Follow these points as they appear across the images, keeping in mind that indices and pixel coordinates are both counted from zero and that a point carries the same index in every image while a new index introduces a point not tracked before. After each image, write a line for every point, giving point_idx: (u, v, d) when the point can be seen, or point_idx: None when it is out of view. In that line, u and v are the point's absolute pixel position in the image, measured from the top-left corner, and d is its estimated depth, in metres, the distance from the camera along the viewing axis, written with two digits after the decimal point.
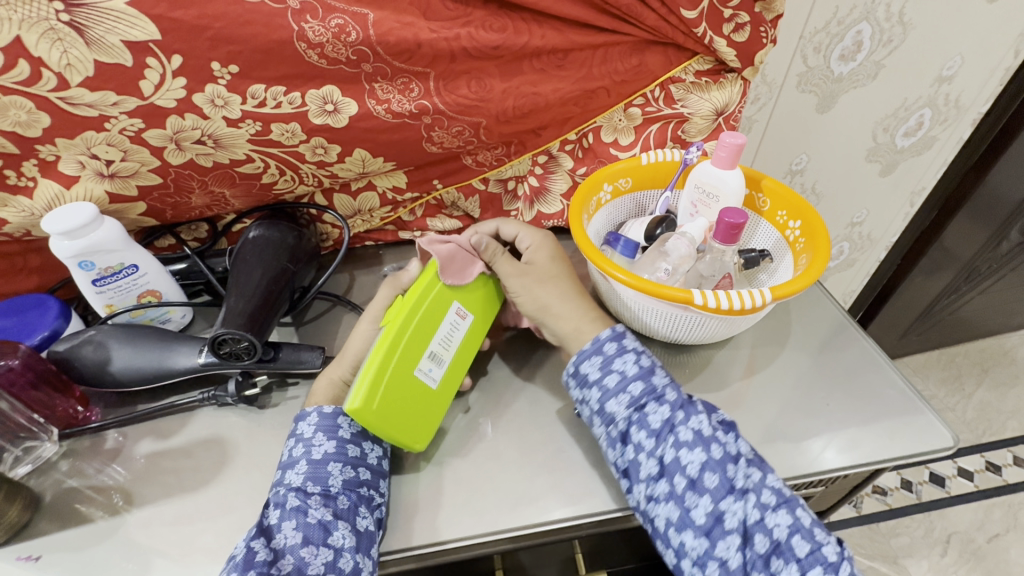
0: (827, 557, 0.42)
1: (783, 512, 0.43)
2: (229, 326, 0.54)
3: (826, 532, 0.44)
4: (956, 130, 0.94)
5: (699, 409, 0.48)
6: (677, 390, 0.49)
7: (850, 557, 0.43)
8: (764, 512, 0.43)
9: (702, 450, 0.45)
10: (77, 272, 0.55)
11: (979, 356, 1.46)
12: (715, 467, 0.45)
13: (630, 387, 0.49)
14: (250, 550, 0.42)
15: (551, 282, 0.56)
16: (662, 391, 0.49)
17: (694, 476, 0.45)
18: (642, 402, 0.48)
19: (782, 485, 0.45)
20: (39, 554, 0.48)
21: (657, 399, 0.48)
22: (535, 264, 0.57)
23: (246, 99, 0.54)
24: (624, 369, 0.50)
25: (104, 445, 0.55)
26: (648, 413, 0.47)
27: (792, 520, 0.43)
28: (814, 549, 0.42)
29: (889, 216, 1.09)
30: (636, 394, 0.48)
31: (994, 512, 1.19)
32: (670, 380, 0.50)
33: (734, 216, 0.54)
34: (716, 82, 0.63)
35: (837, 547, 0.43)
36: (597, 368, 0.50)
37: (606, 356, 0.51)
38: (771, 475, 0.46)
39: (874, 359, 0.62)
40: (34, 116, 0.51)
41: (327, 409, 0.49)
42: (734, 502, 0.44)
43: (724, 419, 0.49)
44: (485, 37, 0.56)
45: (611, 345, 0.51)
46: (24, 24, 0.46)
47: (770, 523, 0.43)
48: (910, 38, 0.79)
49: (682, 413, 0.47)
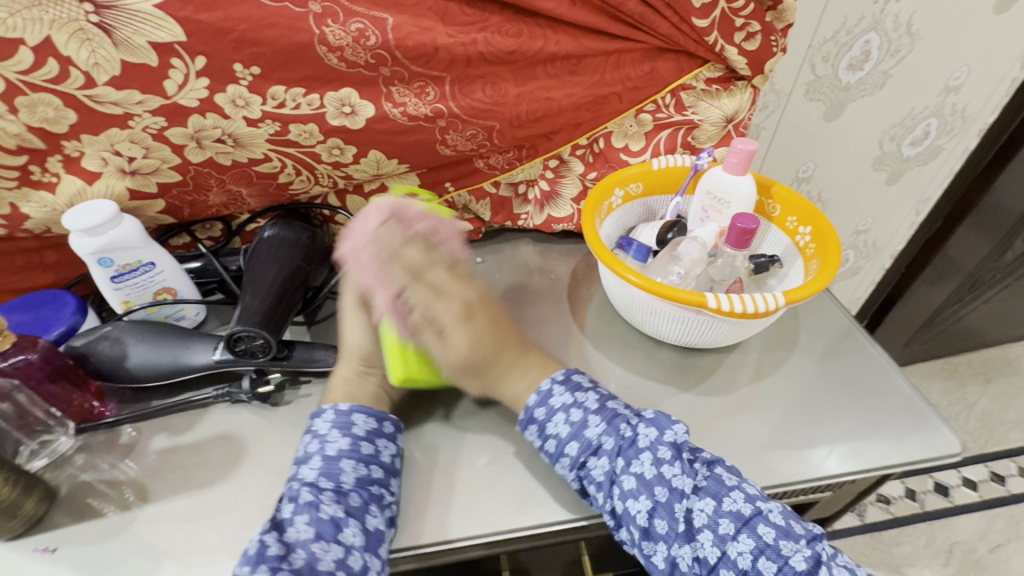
0: (797, 567, 0.43)
1: (744, 538, 0.44)
2: (245, 323, 0.55)
3: (795, 541, 0.44)
4: (962, 140, 0.95)
5: (638, 450, 0.47)
6: (613, 436, 0.48)
7: (826, 559, 0.44)
8: (724, 545, 0.44)
9: (646, 498, 0.45)
10: (96, 268, 0.56)
11: (982, 366, 1.46)
12: (663, 511, 0.45)
13: (567, 449, 0.49)
14: (262, 545, 0.42)
15: (479, 371, 0.55)
16: (598, 443, 0.48)
17: (645, 525, 0.45)
18: (583, 461, 0.48)
19: (743, 504, 0.45)
20: (54, 546, 0.48)
21: (595, 454, 0.48)
22: (463, 348, 0.54)
23: (266, 99, 0.55)
24: (557, 432, 0.50)
25: (118, 440, 0.55)
26: (591, 470, 0.48)
27: (755, 542, 0.44)
28: (781, 568, 0.43)
29: (895, 224, 1.10)
30: (574, 454, 0.48)
31: (998, 522, 1.19)
32: (608, 425, 0.49)
33: (747, 222, 0.55)
34: (727, 89, 0.64)
35: (808, 553, 0.44)
36: (536, 437, 0.51)
37: (539, 423, 0.51)
38: (728, 499, 0.45)
39: (879, 366, 0.63)
40: (60, 113, 0.52)
41: (342, 406, 0.51)
42: (684, 545, 0.44)
43: (676, 438, 0.48)
44: (501, 42, 0.57)
45: (540, 410, 0.51)
46: (55, 24, 0.47)
47: (732, 554, 0.44)
48: (918, 48, 0.80)
49: (622, 461, 0.47)
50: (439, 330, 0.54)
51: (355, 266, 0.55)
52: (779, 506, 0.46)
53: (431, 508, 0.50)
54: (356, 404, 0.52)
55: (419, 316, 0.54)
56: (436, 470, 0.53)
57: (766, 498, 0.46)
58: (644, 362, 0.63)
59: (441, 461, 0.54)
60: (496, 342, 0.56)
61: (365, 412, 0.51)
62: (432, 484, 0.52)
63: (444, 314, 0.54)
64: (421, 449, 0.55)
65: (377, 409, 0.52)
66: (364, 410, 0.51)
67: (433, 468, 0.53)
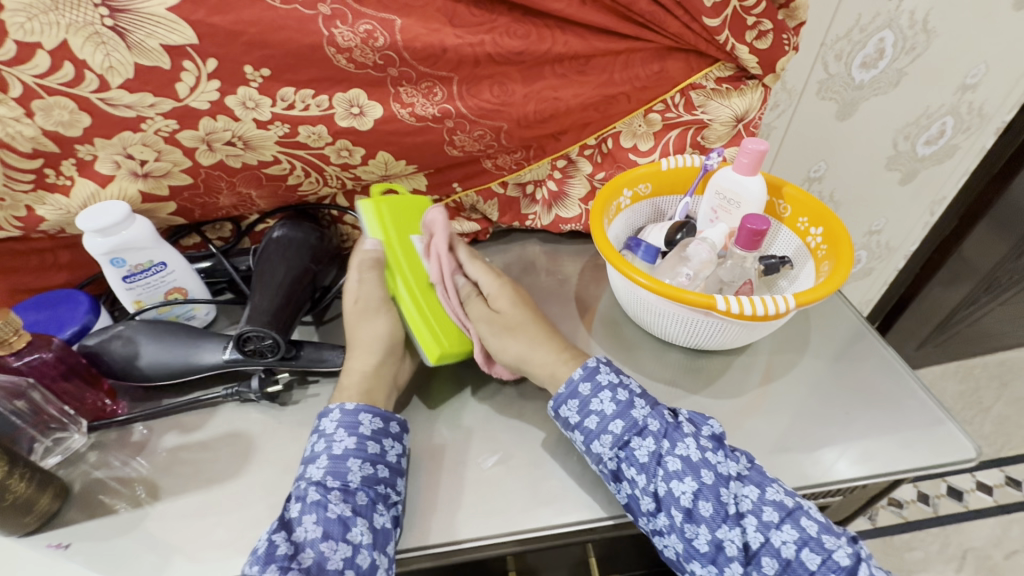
0: (840, 562, 0.43)
1: (788, 528, 0.44)
2: (254, 323, 0.56)
3: (835, 535, 0.44)
4: (978, 139, 0.93)
5: (684, 433, 0.48)
6: (659, 418, 0.49)
7: (865, 557, 0.44)
8: (767, 532, 0.44)
9: (692, 479, 0.46)
10: (109, 268, 0.56)
11: (998, 369, 1.44)
12: (708, 494, 0.45)
13: (611, 426, 0.49)
14: (272, 544, 0.42)
15: (514, 337, 0.57)
16: (643, 424, 0.49)
17: (688, 506, 0.45)
18: (626, 439, 0.48)
19: (784, 496, 0.46)
20: (67, 543, 0.49)
21: (640, 433, 0.48)
22: (502, 313, 0.59)
23: (276, 101, 0.56)
24: (602, 408, 0.50)
25: (130, 438, 0.56)
26: (634, 450, 0.48)
27: (798, 533, 0.44)
28: (824, 560, 0.43)
29: (909, 224, 1.08)
30: (618, 432, 0.49)
31: (1014, 528, 1.17)
32: (651, 408, 0.50)
33: (757, 223, 0.54)
34: (737, 88, 0.63)
35: (850, 548, 0.44)
36: (576, 413, 0.51)
37: (582, 399, 0.51)
38: (770, 489, 0.46)
39: (891, 369, 0.62)
40: (75, 116, 0.52)
41: (349, 405, 0.50)
42: (731, 529, 0.44)
43: (714, 431, 0.49)
44: (510, 43, 0.56)
45: (585, 385, 0.51)
46: (71, 28, 0.48)
47: (775, 542, 0.44)
48: (934, 46, 0.78)
49: (668, 442, 0.48)
50: (484, 301, 0.61)
51: (440, 232, 0.60)
52: (816, 505, 0.46)
53: (439, 509, 0.50)
54: (363, 403, 0.51)
55: (466, 288, 0.61)
56: (443, 470, 0.53)
57: (802, 497, 0.47)
58: (653, 364, 0.63)
59: (447, 461, 0.54)
60: (530, 314, 0.60)
61: (371, 411, 0.50)
62: (439, 484, 0.52)
63: (488, 283, 0.62)
64: (429, 449, 0.55)
65: (383, 409, 0.52)
66: (369, 409, 0.51)
67: (440, 468, 0.53)
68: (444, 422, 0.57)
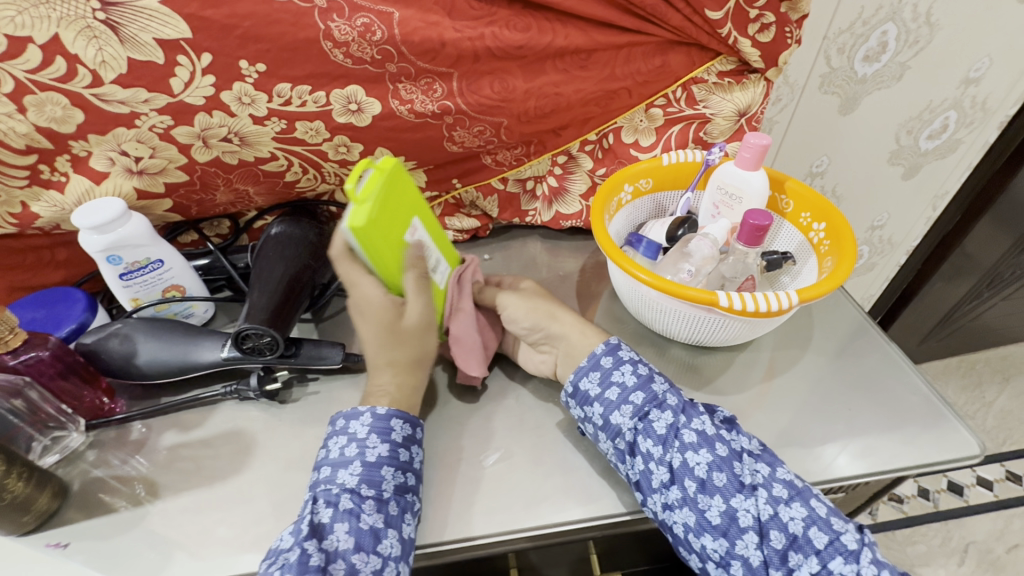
0: (847, 546, 0.42)
1: (797, 505, 0.44)
2: (252, 321, 0.55)
3: (843, 521, 0.44)
4: (981, 133, 0.92)
5: (700, 412, 0.49)
6: (677, 394, 0.50)
7: (869, 543, 0.43)
8: (776, 506, 0.44)
9: (707, 451, 0.46)
10: (105, 266, 0.56)
11: (1000, 364, 1.44)
12: (723, 466, 0.45)
13: (632, 397, 0.49)
14: (305, 553, 0.41)
15: (546, 301, 0.59)
16: (663, 397, 0.49)
17: (703, 477, 0.45)
18: (645, 411, 0.49)
19: (794, 477, 0.46)
20: (66, 542, 0.48)
21: (659, 406, 0.49)
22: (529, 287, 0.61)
23: (272, 97, 0.55)
24: (622, 380, 0.50)
25: (129, 437, 0.56)
26: (653, 421, 0.48)
27: (808, 512, 0.44)
28: (833, 539, 0.42)
29: (911, 219, 1.08)
30: (638, 403, 0.49)
31: (1015, 523, 1.17)
32: (669, 386, 0.51)
33: (759, 218, 0.53)
34: (739, 82, 0.63)
35: (856, 534, 0.43)
36: (597, 384, 0.51)
37: (603, 370, 0.51)
38: (781, 469, 0.46)
39: (895, 364, 0.62)
40: (68, 112, 0.52)
41: (381, 410, 0.49)
42: (746, 499, 0.44)
43: (727, 416, 0.51)
44: (509, 37, 0.56)
45: (607, 358, 0.52)
46: (62, 22, 0.47)
47: (784, 517, 0.43)
48: (937, 38, 0.78)
49: (685, 417, 0.48)
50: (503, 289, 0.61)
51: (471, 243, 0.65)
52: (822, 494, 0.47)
53: (438, 507, 0.50)
54: (394, 408, 0.50)
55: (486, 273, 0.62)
56: (443, 469, 0.53)
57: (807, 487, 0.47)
58: (654, 361, 0.62)
59: (447, 460, 0.53)
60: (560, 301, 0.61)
61: (402, 417, 0.50)
62: (439, 481, 0.52)
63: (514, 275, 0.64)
64: (427, 447, 0.54)
65: (411, 414, 0.51)
66: (400, 415, 0.50)
67: (438, 467, 0.53)
68: (444, 419, 0.57)
